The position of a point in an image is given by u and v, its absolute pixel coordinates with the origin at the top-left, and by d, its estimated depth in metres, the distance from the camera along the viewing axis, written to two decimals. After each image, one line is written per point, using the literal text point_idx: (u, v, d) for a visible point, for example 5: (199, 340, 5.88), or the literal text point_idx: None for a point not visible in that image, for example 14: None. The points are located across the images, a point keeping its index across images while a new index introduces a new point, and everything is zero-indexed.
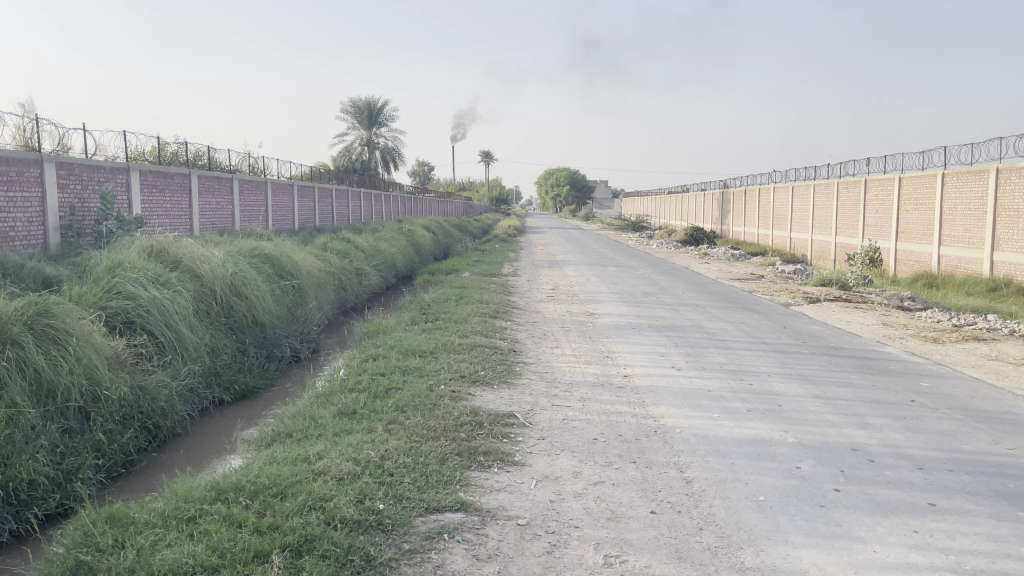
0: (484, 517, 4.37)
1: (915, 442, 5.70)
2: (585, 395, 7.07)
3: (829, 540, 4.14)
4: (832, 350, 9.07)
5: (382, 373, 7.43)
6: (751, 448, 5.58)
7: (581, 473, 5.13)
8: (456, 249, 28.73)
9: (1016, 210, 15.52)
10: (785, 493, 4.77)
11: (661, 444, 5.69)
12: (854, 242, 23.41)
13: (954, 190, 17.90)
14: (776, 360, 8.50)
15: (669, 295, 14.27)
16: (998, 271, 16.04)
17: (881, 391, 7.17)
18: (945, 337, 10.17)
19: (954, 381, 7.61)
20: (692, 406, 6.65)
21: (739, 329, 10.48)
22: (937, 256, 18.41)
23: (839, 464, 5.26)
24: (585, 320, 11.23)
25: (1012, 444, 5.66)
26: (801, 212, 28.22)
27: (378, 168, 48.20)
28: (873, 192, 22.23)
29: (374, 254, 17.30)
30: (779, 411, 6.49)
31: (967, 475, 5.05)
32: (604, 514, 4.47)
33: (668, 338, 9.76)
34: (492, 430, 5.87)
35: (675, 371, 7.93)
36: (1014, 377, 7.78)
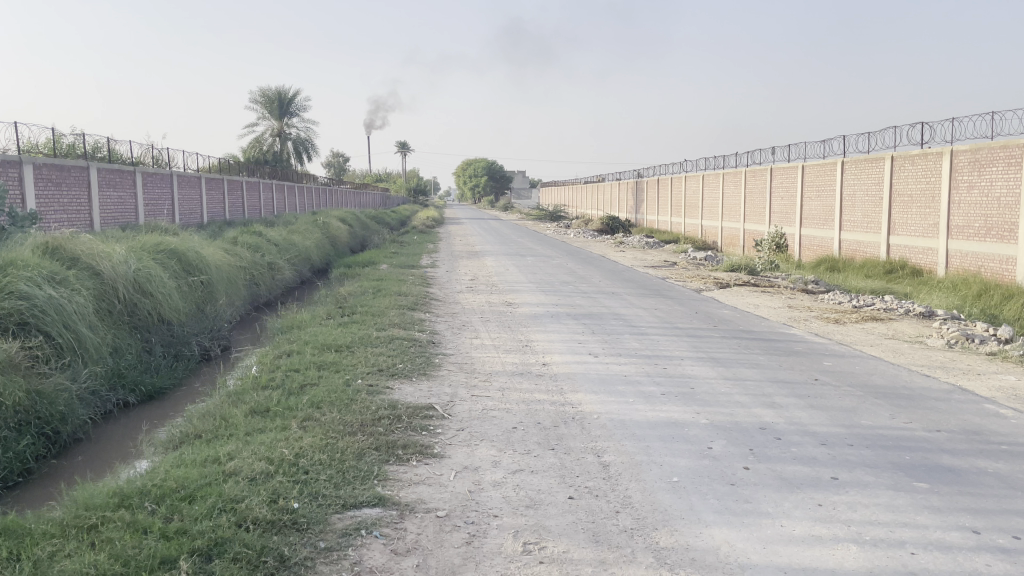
0: (402, 511, 4.33)
1: (819, 419, 5.95)
2: (504, 384, 7.09)
3: (739, 517, 4.28)
4: (742, 334, 9.36)
5: (297, 369, 7.26)
6: (666, 431, 5.71)
7: (500, 462, 5.14)
8: (373, 242, 28.32)
9: (909, 195, 16.38)
10: (697, 473, 4.91)
11: (578, 430, 5.76)
12: (762, 229, 24.24)
13: (853, 177, 18.72)
14: (689, 344, 8.71)
15: (587, 284, 14.43)
16: (893, 254, 16.90)
17: (787, 371, 7.46)
18: (847, 317, 10.65)
19: (854, 359, 7.97)
20: (609, 392, 6.77)
21: (653, 315, 10.72)
22: (839, 242, 19.27)
23: (748, 443, 5.43)
24: (503, 309, 11.29)
25: (908, 418, 5.96)
26: (712, 200, 29.02)
27: (290, 160, 47.08)
28: (778, 179, 23.06)
29: (287, 247, 16.92)
30: (691, 394, 6.67)
31: (867, 449, 5.30)
32: (523, 502, 4.50)
33: (586, 325, 9.89)
34: (411, 424, 5.82)
35: (592, 358, 8.05)
36: (910, 354, 8.20)
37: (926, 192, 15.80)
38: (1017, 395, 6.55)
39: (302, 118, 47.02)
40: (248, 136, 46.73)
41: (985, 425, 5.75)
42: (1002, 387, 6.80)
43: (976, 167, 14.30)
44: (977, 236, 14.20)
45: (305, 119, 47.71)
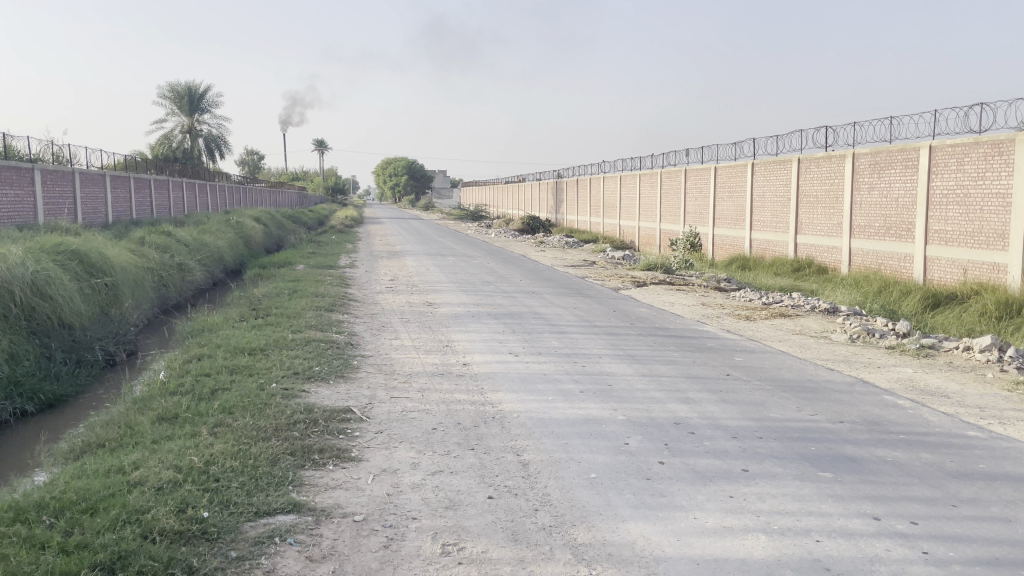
0: (318, 517, 4.25)
1: (730, 413, 6.13)
2: (424, 385, 7.03)
3: (654, 511, 4.37)
4: (658, 331, 9.56)
5: (207, 374, 7.04)
6: (584, 428, 5.78)
7: (419, 464, 5.10)
8: (289, 242, 27.69)
9: (815, 196, 17.06)
10: (614, 469, 4.99)
11: (498, 430, 5.77)
12: (677, 228, 24.85)
13: (763, 178, 19.38)
14: (607, 342, 8.84)
15: (507, 283, 14.48)
16: (800, 253, 17.60)
17: (700, 367, 7.66)
18: (756, 314, 11.02)
19: (764, 354, 8.25)
20: (528, 391, 6.80)
21: (572, 314, 10.84)
22: (750, 241, 19.93)
23: (663, 438, 5.56)
24: (423, 310, 11.21)
25: (814, 410, 6.21)
26: (629, 200, 29.57)
27: (202, 157, 45.60)
28: (692, 180, 23.68)
29: (198, 248, 16.37)
30: (609, 391, 6.78)
31: (775, 441, 5.49)
32: (441, 504, 4.48)
33: (506, 325, 9.92)
34: (328, 427, 5.71)
35: (512, 357, 8.08)
36: (815, 349, 8.54)
37: (831, 193, 16.49)
38: (914, 387, 6.91)
39: (213, 114, 45.60)
40: (156, 132, 45.00)
41: (884, 416, 6.05)
42: (900, 379, 7.16)
43: (876, 169, 15.01)
44: (877, 235, 14.90)
45: (217, 116, 46.29)
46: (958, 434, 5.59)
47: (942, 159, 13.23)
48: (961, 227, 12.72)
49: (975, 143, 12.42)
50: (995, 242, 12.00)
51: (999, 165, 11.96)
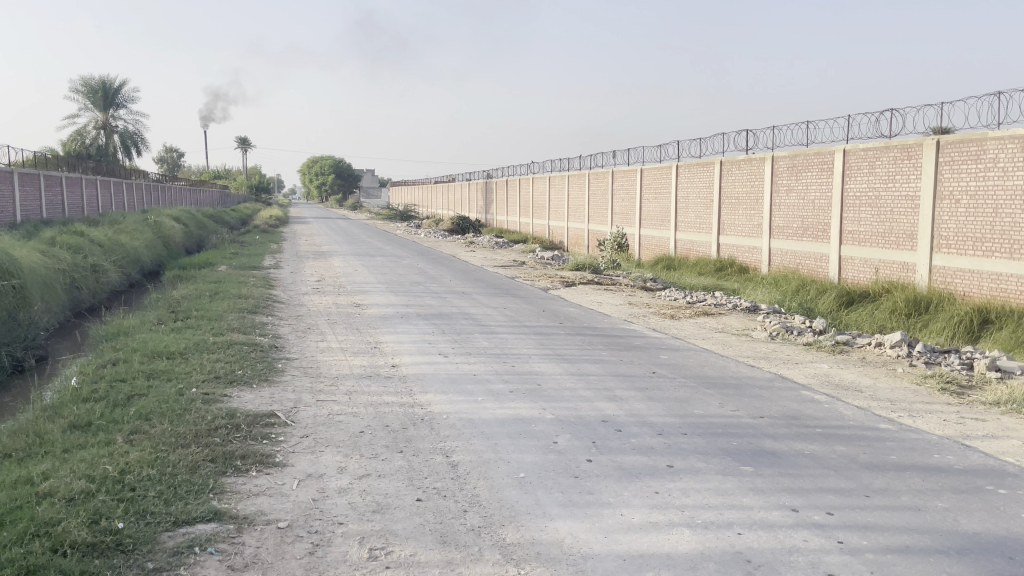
0: (240, 525, 4.13)
1: (656, 410, 6.24)
2: (351, 388, 6.93)
3: (582, 508, 4.41)
4: (587, 331, 9.65)
5: (123, 379, 6.76)
6: (512, 428, 5.79)
7: (346, 468, 5.01)
8: (211, 242, 26.91)
9: (736, 198, 17.55)
10: (543, 468, 5.01)
11: (427, 431, 5.73)
12: (605, 229, 25.20)
13: (687, 180, 19.82)
14: (536, 342, 8.89)
15: (436, 284, 14.40)
16: (723, 253, 18.07)
17: (627, 365, 7.78)
18: (681, 313, 11.25)
19: (688, 352, 8.43)
20: (457, 391, 6.78)
21: (501, 314, 10.86)
22: (674, 241, 20.36)
23: (591, 436, 5.61)
24: (351, 311, 11.05)
25: (736, 406, 6.38)
26: (558, 201, 29.83)
27: (118, 154, 43.91)
28: (619, 182, 24.04)
29: (113, 249, 15.74)
30: (538, 390, 6.81)
31: (699, 437, 5.61)
32: (369, 508, 4.42)
33: (435, 325, 9.86)
34: (250, 432, 5.57)
35: (441, 358, 8.03)
36: (737, 346, 8.77)
37: (751, 195, 16.99)
38: (830, 382, 7.17)
39: (130, 110, 43.97)
40: (68, 128, 43.12)
41: (802, 411, 6.25)
42: (816, 374, 7.42)
43: (794, 171, 15.52)
44: (795, 236, 15.43)
45: (133, 112, 44.65)
46: (870, 427, 5.83)
47: (855, 163, 13.77)
48: (873, 228, 13.28)
49: (886, 148, 12.98)
50: (904, 242, 12.57)
51: (908, 169, 12.52)
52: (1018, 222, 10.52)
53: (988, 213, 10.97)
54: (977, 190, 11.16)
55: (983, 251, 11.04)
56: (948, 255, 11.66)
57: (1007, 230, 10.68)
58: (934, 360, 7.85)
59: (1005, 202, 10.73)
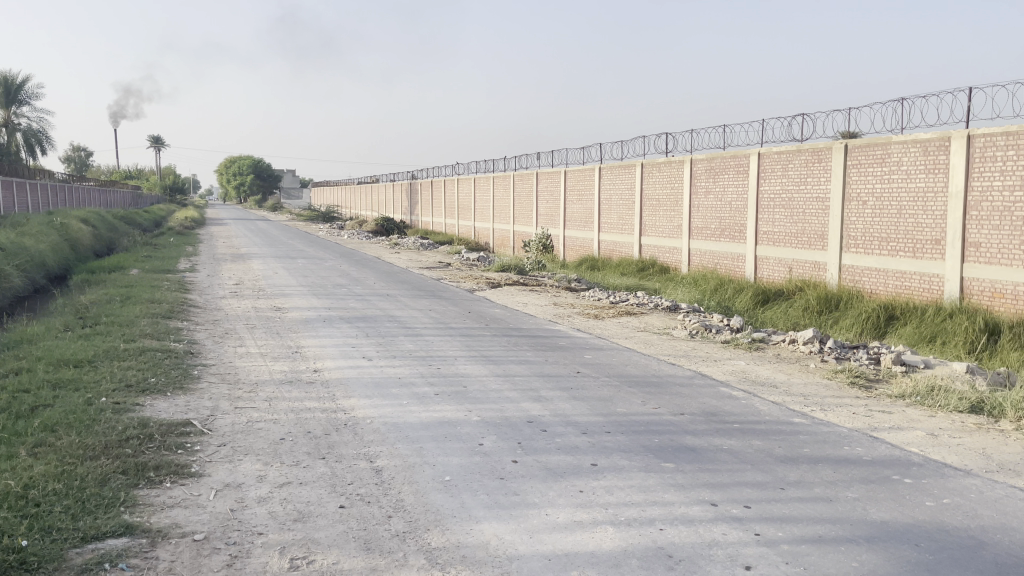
0: (154, 538, 3.98)
1: (581, 409, 6.30)
2: (272, 394, 6.76)
3: (507, 510, 4.42)
4: (512, 332, 9.68)
5: (25, 390, 6.41)
6: (438, 430, 5.75)
7: (266, 477, 4.89)
8: (122, 245, 25.86)
9: (657, 199, 17.92)
10: (468, 470, 4.99)
11: (351, 437, 5.63)
12: (530, 230, 25.34)
13: (609, 182, 20.13)
14: (462, 343, 8.86)
15: (360, 286, 14.21)
16: (645, 254, 18.41)
17: (552, 365, 7.83)
18: (605, 313, 11.41)
19: (611, 351, 8.55)
20: (381, 395, 6.69)
21: (426, 316, 10.79)
22: (598, 242, 20.64)
23: (516, 437, 5.62)
24: (271, 315, 10.79)
25: (657, 403, 6.50)
26: (483, 203, 29.86)
27: (20, 153, 41.78)
28: (543, 183, 24.23)
29: (16, 252, 14.94)
30: (464, 392, 6.79)
31: (622, 435, 5.70)
32: (290, 516, 4.31)
33: (359, 328, 9.72)
34: (165, 442, 5.36)
35: (365, 361, 7.92)
36: (659, 345, 8.95)
37: (671, 197, 17.37)
38: (747, 378, 7.39)
39: (33, 107, 41.89)
40: None
41: (721, 407, 6.42)
42: (734, 371, 7.64)
43: (711, 174, 15.95)
44: (713, 236, 15.85)
45: (37, 109, 42.53)
46: (786, 421, 6.03)
47: (769, 165, 14.24)
48: (786, 229, 13.75)
49: (797, 151, 13.48)
50: (815, 242, 13.07)
51: (818, 171, 13.02)
52: (921, 223, 11.08)
53: (893, 214, 11.52)
54: (882, 193, 11.70)
55: (888, 250, 11.59)
56: (856, 255, 12.19)
57: (910, 230, 11.24)
58: (844, 356, 8.18)
59: (908, 204, 11.28)
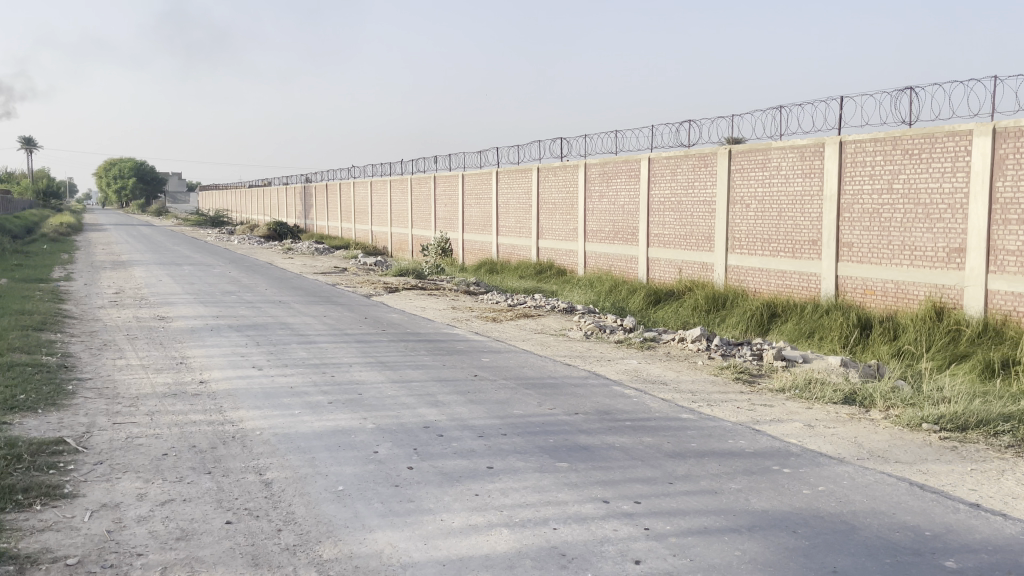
0: (22, 565, 3.73)
1: (477, 412, 6.31)
2: (154, 408, 6.46)
3: (401, 517, 4.37)
4: (409, 337, 9.60)
5: None
6: (331, 440, 5.64)
7: (147, 494, 4.66)
8: None
9: (553, 203, 18.18)
10: (362, 479, 4.91)
11: (239, 450, 5.45)
12: (428, 234, 25.24)
13: (506, 185, 20.29)
14: (357, 350, 8.72)
15: (251, 293, 13.77)
16: (542, 256, 18.64)
17: (449, 369, 7.81)
18: (502, 315, 11.48)
19: (508, 354, 8.61)
20: (272, 405, 6.51)
21: (321, 322, 10.57)
22: (496, 245, 20.77)
23: (412, 443, 5.58)
24: (155, 325, 10.31)
25: (553, 404, 6.59)
26: (380, 207, 29.52)
27: None
28: (440, 187, 24.18)
29: None
30: (358, 399, 6.69)
31: (518, 437, 5.74)
32: (172, 535, 4.13)
33: (249, 337, 9.42)
34: (35, 463, 5.04)
35: (255, 371, 7.68)
36: (555, 346, 9.08)
37: (566, 201, 17.65)
38: (639, 377, 7.59)
39: None
40: None
41: (614, 405, 6.56)
42: (627, 370, 7.83)
43: (605, 178, 16.31)
44: (608, 239, 16.21)
45: None
46: (675, 417, 6.22)
47: (658, 170, 14.68)
48: (675, 231, 14.20)
49: (685, 156, 13.95)
50: (703, 243, 13.56)
51: (705, 176, 13.52)
52: (799, 224, 11.67)
53: (773, 215, 12.08)
54: (764, 196, 12.26)
55: (770, 251, 12.14)
56: (741, 255, 12.71)
57: (790, 231, 11.82)
58: (730, 353, 8.52)
59: (787, 207, 11.86)
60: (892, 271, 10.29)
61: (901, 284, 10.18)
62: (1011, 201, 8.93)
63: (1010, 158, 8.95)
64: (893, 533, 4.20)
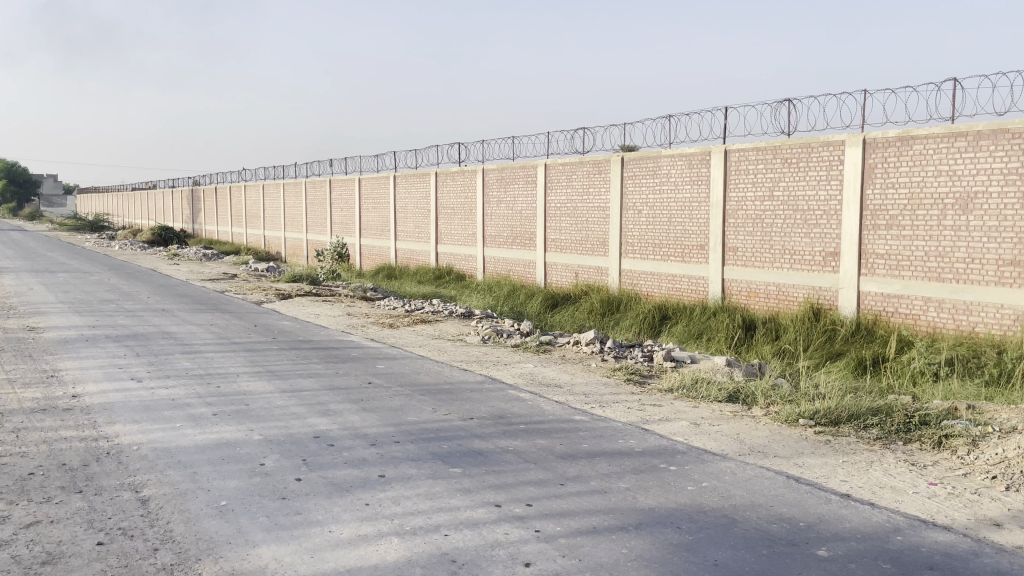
0: None
1: (370, 420, 6.22)
2: (20, 425, 6.05)
3: (288, 530, 4.25)
4: (301, 344, 9.37)
5: None
6: (215, 453, 5.43)
7: (9, 518, 4.36)
8: None
9: (451, 208, 18.17)
10: (246, 493, 4.75)
11: (114, 466, 5.18)
12: (323, 239, 24.76)
13: (404, 190, 20.14)
14: (246, 359, 8.44)
15: (132, 301, 13.12)
16: (441, 261, 18.59)
17: (342, 377, 7.67)
18: (399, 321, 11.38)
19: (404, 360, 8.53)
20: (152, 419, 6.22)
21: (207, 331, 10.18)
22: (394, 250, 20.58)
23: (301, 454, 5.44)
24: (23, 336, 9.66)
25: (447, 410, 6.56)
26: (273, 211, 28.75)
27: None
28: (336, 191, 23.77)
29: None
30: (245, 410, 6.47)
31: (411, 443, 5.69)
32: (36, 560, 3.88)
33: (129, 347, 8.97)
34: None
35: (135, 383, 7.31)
36: (451, 351, 9.05)
37: (465, 206, 17.66)
38: (533, 380, 7.65)
39: None
40: None
41: (508, 409, 6.60)
42: (522, 374, 7.89)
43: (502, 184, 16.41)
44: (506, 244, 16.31)
45: None
46: (567, 419, 6.31)
47: (554, 176, 14.89)
48: (571, 236, 14.44)
49: (580, 163, 14.20)
50: (598, 248, 13.84)
51: (599, 182, 13.81)
52: (688, 229, 12.07)
53: (663, 221, 12.45)
54: (655, 202, 12.62)
55: (661, 255, 12.49)
56: (634, 260, 13.03)
57: (679, 236, 12.21)
58: (622, 354, 8.72)
59: (677, 213, 12.24)
60: (773, 274, 10.78)
61: (781, 287, 10.69)
62: (880, 208, 9.55)
63: (879, 167, 9.55)
64: (770, 525, 4.38)
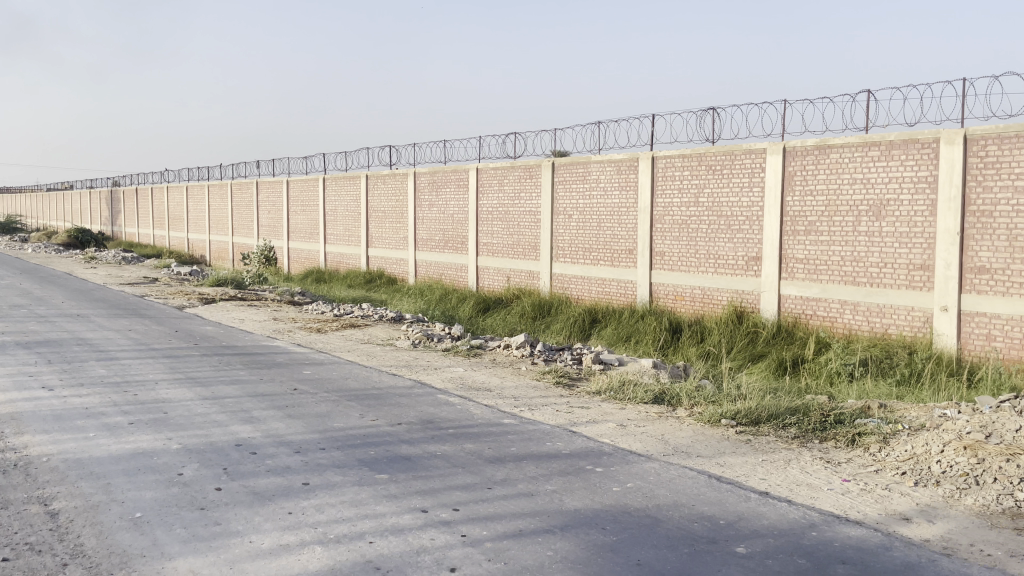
0: None
1: (295, 427, 6.11)
2: None
3: (206, 541, 4.14)
4: (225, 350, 9.14)
5: None
6: (131, 463, 5.25)
7: None
8: None
9: (382, 211, 18.01)
10: (164, 504, 4.61)
11: (21, 479, 4.95)
12: (250, 242, 24.22)
13: (334, 193, 19.88)
14: (166, 366, 8.19)
15: (44, 306, 12.58)
16: (371, 265, 18.40)
17: (267, 383, 7.52)
18: (328, 326, 11.22)
19: (331, 366, 8.41)
20: (64, 429, 5.97)
21: (126, 337, 9.84)
22: (324, 254, 20.29)
23: (222, 462, 5.31)
24: None
25: (375, 415, 6.50)
26: (197, 213, 27.99)
27: None
28: (264, 193, 23.29)
29: None
30: (165, 419, 6.28)
31: (337, 450, 5.61)
32: None
33: (41, 354, 8.60)
34: None
35: (46, 392, 7.01)
36: (380, 356, 8.98)
37: (396, 209, 17.53)
38: (462, 384, 7.65)
39: None
40: None
41: (437, 414, 6.58)
42: (451, 378, 7.87)
43: (433, 187, 16.36)
44: (437, 247, 16.26)
45: None
46: (496, 423, 6.33)
47: (486, 180, 14.92)
48: (503, 241, 14.49)
49: (511, 167, 14.26)
50: (530, 252, 13.92)
51: (530, 186, 13.90)
52: (617, 234, 12.25)
53: (593, 226, 12.61)
54: (585, 207, 12.77)
55: (591, 259, 12.64)
56: (565, 264, 13.16)
57: (608, 241, 12.38)
58: (551, 358, 8.79)
59: (607, 217, 12.42)
60: (698, 278, 11.03)
61: (706, 290, 10.94)
62: (799, 214, 9.89)
63: (798, 174, 9.88)
64: (692, 523, 4.48)
